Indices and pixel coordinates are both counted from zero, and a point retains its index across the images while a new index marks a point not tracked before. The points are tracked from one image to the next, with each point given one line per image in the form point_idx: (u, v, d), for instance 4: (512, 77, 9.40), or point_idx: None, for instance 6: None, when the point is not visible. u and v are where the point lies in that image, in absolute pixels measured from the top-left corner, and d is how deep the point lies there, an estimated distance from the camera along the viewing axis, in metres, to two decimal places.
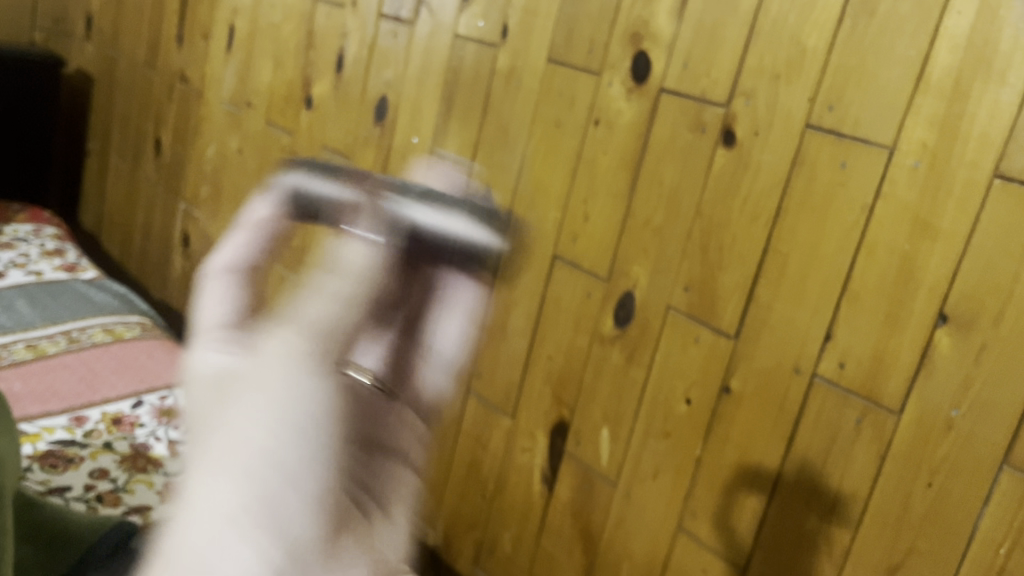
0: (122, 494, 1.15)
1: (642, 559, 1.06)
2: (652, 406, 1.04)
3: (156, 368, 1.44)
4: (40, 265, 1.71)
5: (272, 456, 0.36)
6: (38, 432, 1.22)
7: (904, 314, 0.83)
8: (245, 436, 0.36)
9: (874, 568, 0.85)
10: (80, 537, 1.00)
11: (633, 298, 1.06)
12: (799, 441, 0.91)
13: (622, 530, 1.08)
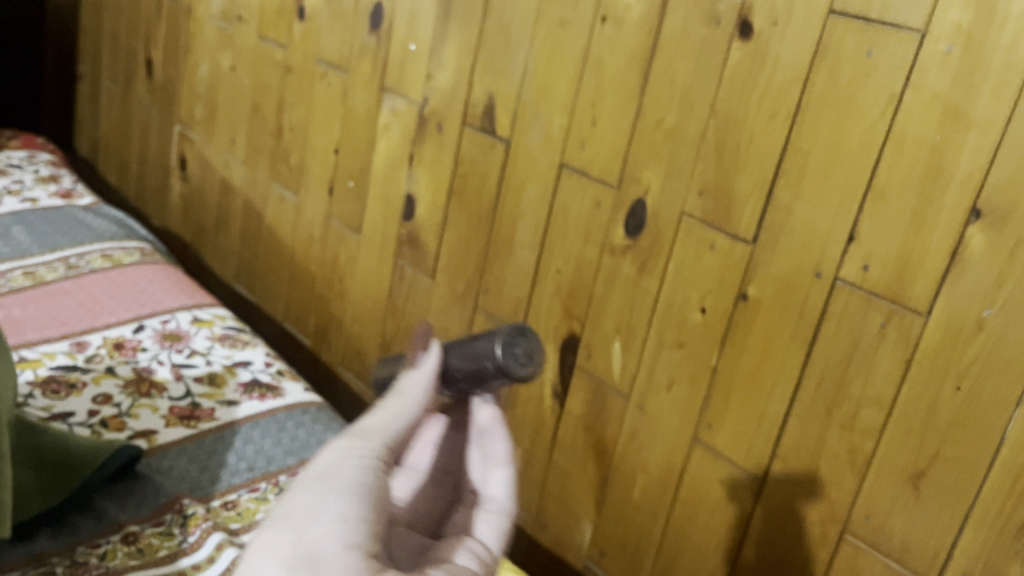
0: (127, 418, 1.13)
1: (658, 472, 1.04)
2: (666, 315, 1.01)
3: (157, 292, 1.40)
4: (35, 192, 1.67)
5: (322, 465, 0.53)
6: (38, 358, 1.20)
7: (933, 209, 0.78)
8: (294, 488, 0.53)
9: (898, 475, 0.83)
10: (84, 460, 0.99)
11: (644, 205, 1.01)
12: (819, 346, 0.87)
13: (636, 443, 1.06)
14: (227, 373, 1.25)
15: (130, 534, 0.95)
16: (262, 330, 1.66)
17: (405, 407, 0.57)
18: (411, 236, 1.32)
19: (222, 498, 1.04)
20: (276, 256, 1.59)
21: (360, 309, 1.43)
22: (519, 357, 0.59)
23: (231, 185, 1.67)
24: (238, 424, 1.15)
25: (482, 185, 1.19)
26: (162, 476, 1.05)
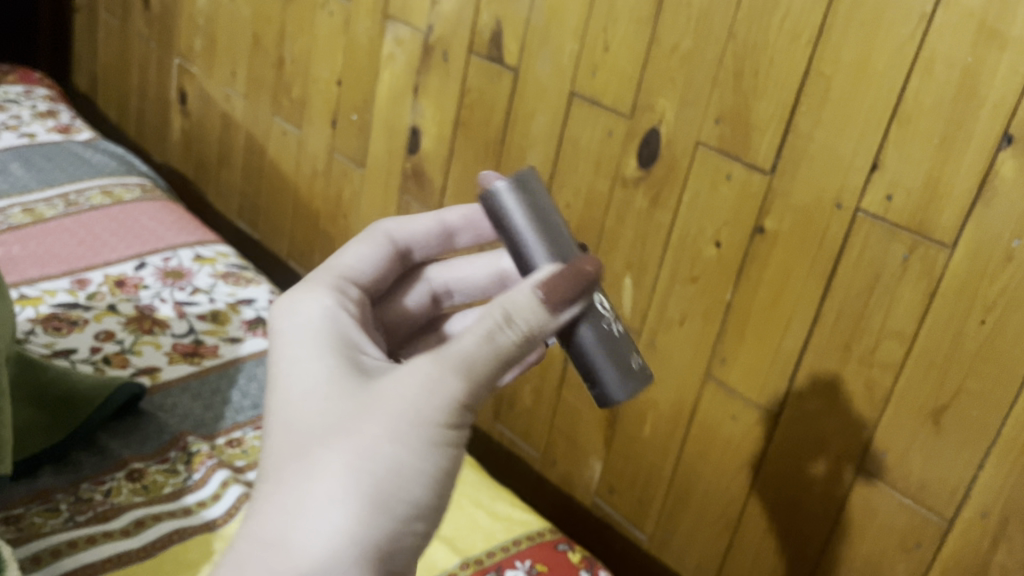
0: (129, 355, 1.12)
1: (669, 409, 1.02)
2: (679, 250, 0.97)
3: (158, 229, 1.38)
4: (32, 128, 1.63)
5: (397, 424, 0.45)
6: (39, 296, 1.18)
7: (962, 135, 0.74)
8: (369, 436, 0.45)
9: (917, 411, 0.81)
10: (85, 397, 0.97)
11: (658, 135, 0.97)
12: (839, 280, 0.84)
13: (647, 380, 1.04)
14: (230, 310, 1.23)
15: (135, 471, 0.94)
16: (266, 269, 1.64)
17: (513, 356, 0.47)
18: (416, 170, 1.28)
19: (227, 435, 1.02)
20: (280, 193, 1.55)
21: None
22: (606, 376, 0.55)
23: (232, 120, 1.63)
24: (242, 361, 1.14)
25: (490, 116, 1.15)
26: (165, 414, 1.04)
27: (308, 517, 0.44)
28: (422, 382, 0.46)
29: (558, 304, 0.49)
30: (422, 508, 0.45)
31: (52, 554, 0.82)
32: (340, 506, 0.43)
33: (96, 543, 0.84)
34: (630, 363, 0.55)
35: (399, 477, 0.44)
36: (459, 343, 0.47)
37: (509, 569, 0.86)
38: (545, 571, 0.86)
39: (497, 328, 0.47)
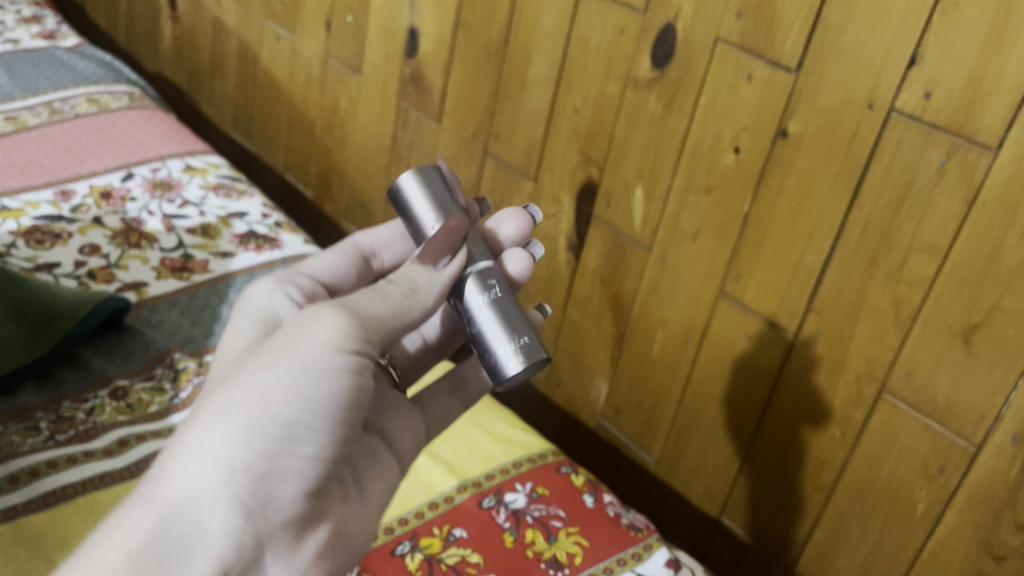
0: (115, 270, 1.07)
1: (680, 328, 0.97)
2: (694, 158, 0.91)
3: (146, 139, 1.31)
4: (16, 34, 1.55)
5: (279, 361, 0.50)
6: (21, 208, 1.13)
7: (1014, 24, 0.66)
8: (257, 373, 0.50)
9: (947, 329, 0.75)
10: (65, 310, 0.92)
11: (674, 31, 0.89)
12: (868, 187, 0.77)
13: (656, 298, 0.98)
14: (221, 224, 1.17)
15: (119, 389, 0.90)
16: (263, 183, 1.58)
17: (405, 305, 0.54)
18: (415, 75, 1.20)
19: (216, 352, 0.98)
20: (275, 103, 1.48)
21: (363, 158, 1.34)
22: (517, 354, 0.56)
23: (224, 25, 1.55)
24: (233, 277, 1.09)
25: (493, 15, 1.07)
26: (152, 329, 0.99)
27: (193, 438, 0.50)
28: (308, 320, 0.52)
29: (435, 256, 0.57)
30: (301, 433, 0.50)
31: (30, 475, 0.79)
32: (218, 426, 0.49)
33: (77, 463, 0.81)
34: (513, 332, 0.56)
35: (273, 399, 0.49)
36: (351, 297, 0.53)
37: (509, 492, 0.82)
38: (547, 495, 0.82)
39: (383, 283, 0.55)
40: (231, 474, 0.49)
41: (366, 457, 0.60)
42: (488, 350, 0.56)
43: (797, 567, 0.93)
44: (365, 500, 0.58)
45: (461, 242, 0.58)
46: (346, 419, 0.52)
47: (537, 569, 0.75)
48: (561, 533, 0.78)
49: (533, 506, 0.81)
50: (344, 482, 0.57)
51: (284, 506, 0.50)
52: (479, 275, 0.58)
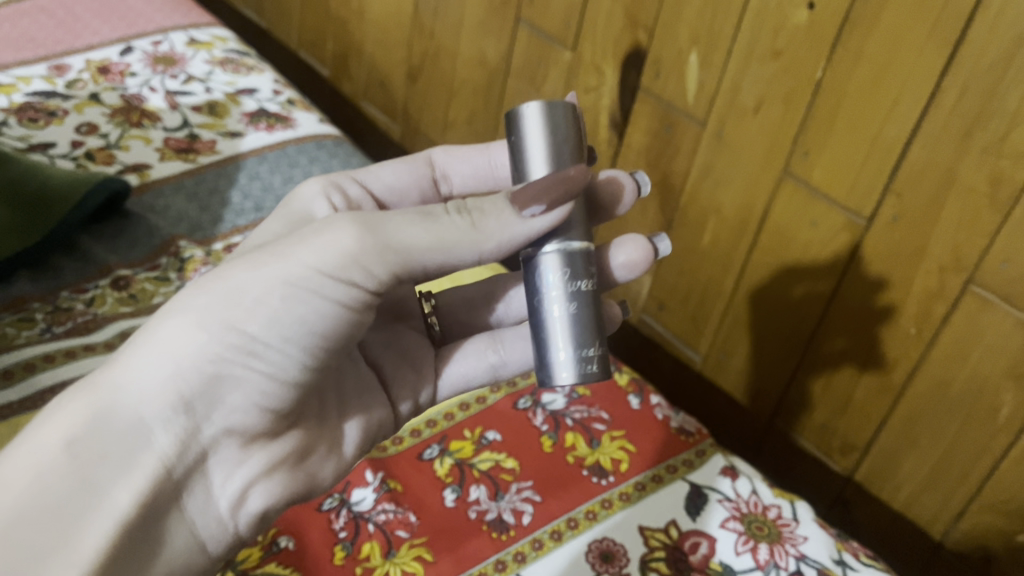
0: (115, 151, 0.98)
1: (735, 214, 0.87)
2: (759, 17, 0.79)
3: (147, 10, 1.20)
4: None
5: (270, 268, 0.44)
6: (13, 83, 1.03)
7: None
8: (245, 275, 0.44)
9: None
10: (59, 194, 0.83)
11: None
12: (969, 46, 0.66)
13: (709, 181, 0.89)
14: (230, 102, 1.08)
15: (121, 279, 0.83)
16: (278, 60, 1.47)
17: (445, 237, 0.45)
18: None
19: (226, 241, 0.89)
20: None
21: (382, 29, 1.22)
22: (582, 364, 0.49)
23: None
24: (243, 158, 0.99)
25: None
26: (156, 216, 0.90)
27: (152, 328, 0.44)
28: (317, 233, 0.45)
29: (525, 201, 0.47)
30: (269, 349, 0.44)
31: (25, 370, 0.72)
32: (182, 319, 0.44)
33: (76, 358, 0.74)
34: (581, 340, 0.49)
35: (245, 304, 0.43)
36: (389, 215, 0.46)
37: (547, 393, 0.75)
38: (588, 396, 0.75)
39: (441, 211, 0.47)
40: (186, 371, 0.43)
41: (353, 384, 0.56)
42: (546, 349, 0.49)
43: (857, 474, 0.86)
44: (339, 429, 0.54)
45: (568, 198, 0.47)
46: (325, 347, 0.47)
47: (578, 477, 0.68)
48: (605, 437, 0.71)
49: (573, 408, 0.73)
50: (320, 409, 0.53)
51: (237, 417, 0.45)
52: (566, 256, 0.49)
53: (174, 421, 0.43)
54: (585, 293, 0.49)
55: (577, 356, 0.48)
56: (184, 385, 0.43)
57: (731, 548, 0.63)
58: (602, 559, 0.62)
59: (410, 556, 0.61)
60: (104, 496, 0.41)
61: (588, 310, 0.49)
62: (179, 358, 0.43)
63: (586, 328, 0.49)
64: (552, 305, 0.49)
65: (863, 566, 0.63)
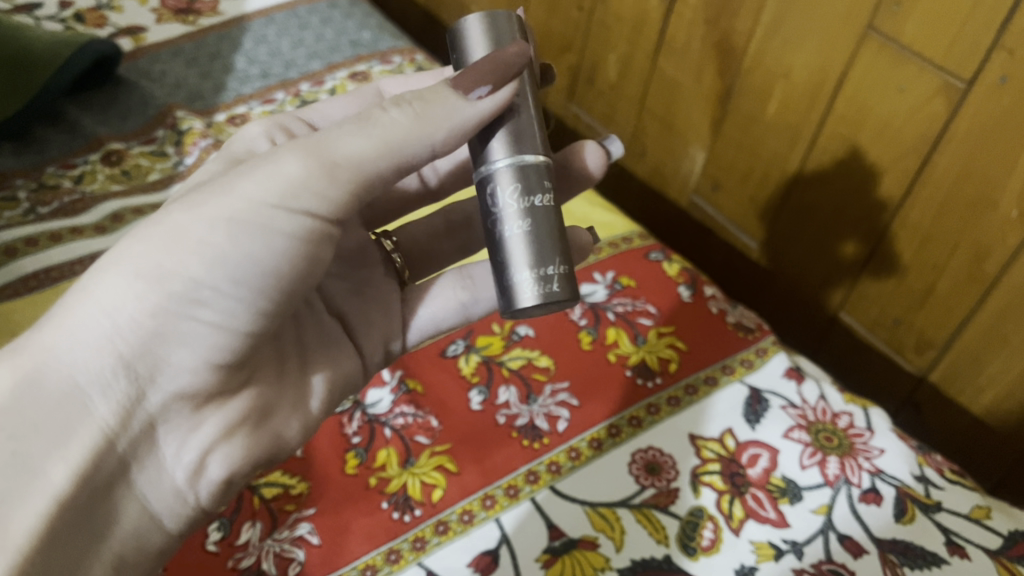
0: (107, 13, 0.88)
1: (806, 80, 0.76)
2: None
3: None
4: None
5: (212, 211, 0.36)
6: None
7: None
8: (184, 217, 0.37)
9: None
10: (41, 53, 0.74)
11: None
12: None
13: (776, 41, 0.77)
14: None
15: (112, 154, 0.74)
16: None
17: (398, 140, 0.37)
18: None
19: (228, 112, 0.80)
20: None
21: None
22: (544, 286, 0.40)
23: None
24: (248, 20, 0.89)
25: None
26: (151, 83, 0.82)
27: (87, 281, 0.37)
28: (257, 164, 0.37)
29: (470, 82, 0.38)
30: (214, 296, 0.37)
31: (5, 255, 0.64)
32: (116, 269, 0.36)
33: (61, 242, 0.66)
34: (540, 258, 0.40)
35: (185, 246, 0.36)
36: (332, 129, 0.38)
37: (586, 285, 0.66)
38: (632, 287, 0.66)
39: (378, 108, 0.38)
40: (123, 328, 0.36)
41: (318, 335, 0.49)
42: (501, 273, 0.40)
43: (932, 373, 0.78)
44: (305, 382, 0.47)
45: (512, 80, 0.39)
46: (282, 291, 0.39)
47: (622, 378, 0.60)
48: (651, 333, 0.63)
49: (615, 301, 0.65)
50: (282, 355, 0.46)
51: (184, 378, 0.38)
52: (520, 169, 0.40)
53: (113, 388, 0.37)
54: (541, 204, 0.40)
55: (535, 279, 0.40)
56: (120, 344, 0.36)
57: (796, 462, 0.55)
58: (647, 472, 0.54)
59: (431, 465, 0.53)
60: (36, 472, 0.35)
61: (547, 226, 0.40)
62: (114, 314, 0.36)
63: (546, 247, 0.40)
64: (503, 223, 0.40)
65: (949, 483, 0.55)
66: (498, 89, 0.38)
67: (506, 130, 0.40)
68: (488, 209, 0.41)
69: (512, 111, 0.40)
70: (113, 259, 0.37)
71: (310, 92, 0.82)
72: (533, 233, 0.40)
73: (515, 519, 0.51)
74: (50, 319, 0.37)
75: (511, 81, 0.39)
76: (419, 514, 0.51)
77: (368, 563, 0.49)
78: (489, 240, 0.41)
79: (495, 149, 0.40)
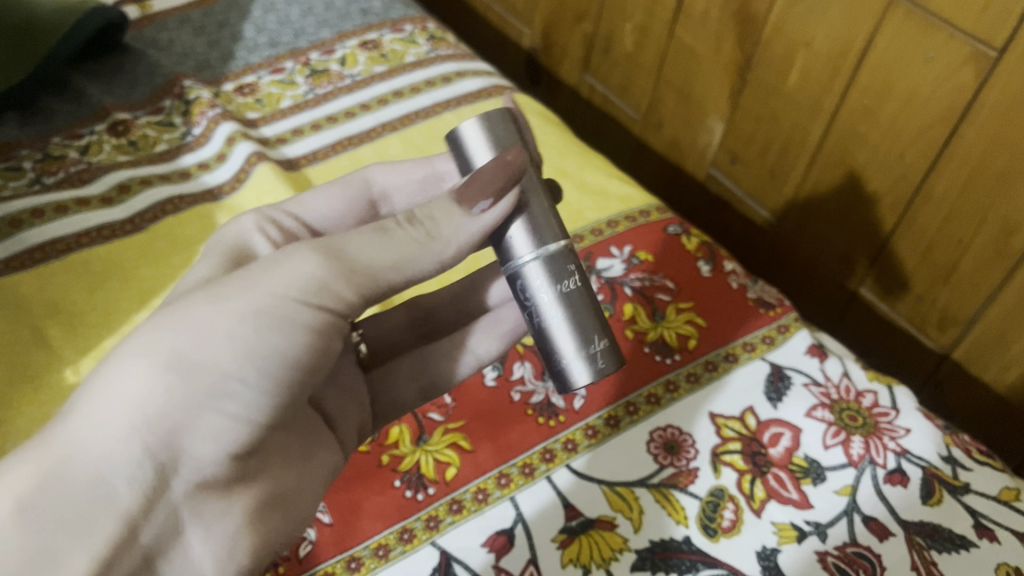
0: None
1: (828, 51, 0.74)
2: None
3: None
4: None
5: (240, 306, 0.34)
6: None
7: None
8: (210, 311, 0.34)
9: None
10: (44, 19, 0.72)
11: None
12: None
13: (798, 10, 0.75)
14: None
15: (119, 124, 0.72)
16: None
17: (414, 257, 0.37)
18: None
19: (237, 82, 0.78)
20: None
21: None
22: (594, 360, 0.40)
23: None
24: None
25: None
26: (158, 51, 0.80)
27: (104, 369, 0.33)
28: (277, 260, 0.36)
29: (472, 196, 0.39)
30: (244, 388, 0.34)
31: (9, 226, 0.62)
32: (141, 356, 0.33)
33: (68, 214, 0.64)
34: (584, 336, 0.40)
35: (217, 339, 0.34)
36: (346, 239, 0.37)
37: (602, 259, 0.64)
38: (650, 262, 0.64)
39: (393, 223, 0.38)
40: (153, 419, 0.32)
41: (310, 422, 0.44)
42: (552, 358, 0.40)
43: (955, 351, 0.76)
44: (311, 470, 0.43)
45: (514, 184, 0.39)
46: (301, 381, 0.37)
47: (640, 355, 0.58)
48: (670, 309, 0.61)
49: (632, 276, 0.63)
50: (286, 441, 0.41)
51: (211, 466, 0.34)
52: (543, 259, 0.40)
53: (141, 477, 0.32)
54: (571, 285, 0.40)
55: (585, 357, 0.39)
56: (147, 435, 0.32)
57: (818, 441, 0.54)
58: (666, 451, 0.53)
59: (444, 443, 0.52)
60: (60, 568, 0.30)
61: (584, 304, 0.40)
62: (140, 407, 0.32)
63: (586, 324, 0.40)
64: (542, 312, 0.40)
65: (977, 464, 0.54)
66: (502, 201, 0.39)
67: (521, 226, 0.40)
68: (524, 302, 0.41)
69: (523, 207, 0.40)
70: (135, 348, 0.33)
71: (321, 62, 0.80)
72: (571, 313, 0.40)
73: (531, 497, 0.50)
74: (64, 413, 0.33)
75: (514, 189, 0.39)
76: (433, 492, 0.50)
77: (380, 542, 0.47)
78: (532, 328, 0.41)
79: (516, 251, 0.40)
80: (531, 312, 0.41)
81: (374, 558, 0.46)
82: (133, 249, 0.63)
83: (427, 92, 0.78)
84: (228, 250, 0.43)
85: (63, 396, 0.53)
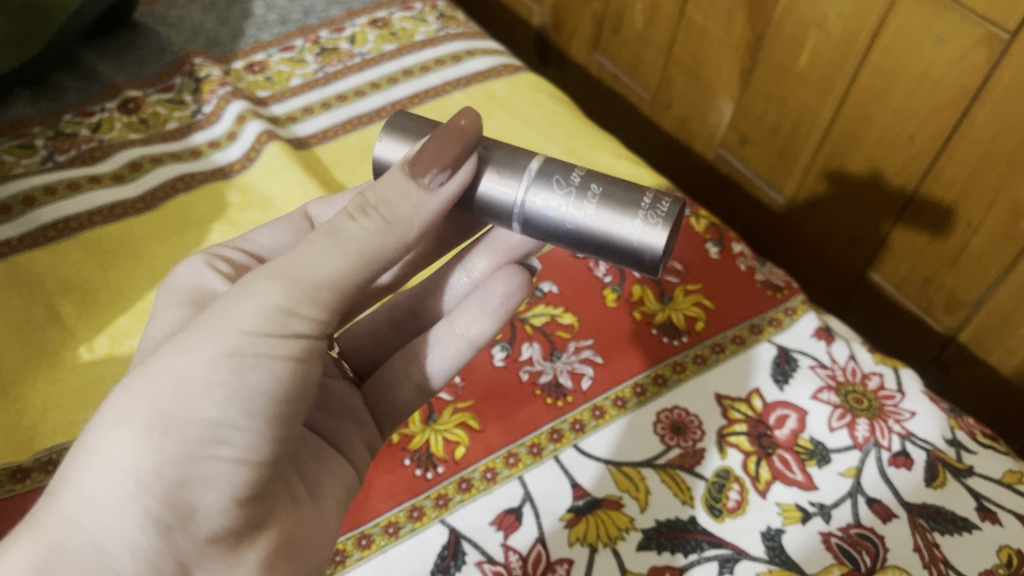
0: None
1: (840, 32, 0.73)
2: None
3: None
4: None
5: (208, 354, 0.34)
6: None
7: None
8: (179, 362, 0.33)
9: None
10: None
11: None
12: None
13: None
14: None
15: (130, 102, 0.73)
16: None
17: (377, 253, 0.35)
18: None
19: (247, 59, 0.78)
20: None
21: None
22: (654, 216, 0.37)
23: None
24: None
25: None
26: (168, 28, 0.80)
27: (90, 442, 0.33)
28: (236, 296, 0.35)
29: (428, 166, 0.36)
30: (234, 432, 0.34)
31: (23, 204, 0.63)
32: (119, 424, 0.33)
33: (80, 191, 0.64)
34: (628, 203, 0.38)
35: (191, 392, 0.33)
36: (300, 252, 0.35)
37: None
38: None
39: (343, 218, 0.35)
40: (146, 482, 0.32)
41: (308, 453, 0.43)
42: (612, 247, 0.38)
43: (961, 333, 0.76)
44: (319, 507, 0.41)
45: (468, 152, 0.38)
46: (291, 410, 0.36)
47: (647, 336, 0.59)
48: (677, 291, 0.62)
49: None
50: (287, 480, 0.40)
51: (216, 519, 0.34)
52: (540, 177, 0.39)
53: (144, 544, 0.32)
54: (582, 178, 0.39)
55: (644, 218, 0.37)
56: (145, 499, 0.32)
57: (824, 423, 0.54)
58: (672, 432, 0.53)
59: (453, 423, 0.53)
60: None
61: (606, 184, 0.39)
62: (130, 470, 0.32)
63: (622, 196, 0.38)
64: (573, 216, 0.38)
65: (982, 448, 0.54)
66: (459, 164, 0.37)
67: (499, 178, 0.40)
68: (549, 228, 0.39)
69: (488, 165, 0.40)
70: (110, 415, 0.33)
71: (330, 39, 0.80)
72: (601, 197, 0.38)
73: (539, 477, 0.51)
74: (57, 488, 0.33)
75: (469, 153, 0.38)
76: (442, 471, 0.50)
77: (390, 520, 0.48)
78: (574, 243, 0.39)
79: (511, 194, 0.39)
80: (564, 227, 0.38)
81: (384, 536, 0.47)
82: (145, 228, 0.63)
83: (435, 71, 0.78)
84: (186, 298, 0.42)
85: (77, 373, 0.53)
